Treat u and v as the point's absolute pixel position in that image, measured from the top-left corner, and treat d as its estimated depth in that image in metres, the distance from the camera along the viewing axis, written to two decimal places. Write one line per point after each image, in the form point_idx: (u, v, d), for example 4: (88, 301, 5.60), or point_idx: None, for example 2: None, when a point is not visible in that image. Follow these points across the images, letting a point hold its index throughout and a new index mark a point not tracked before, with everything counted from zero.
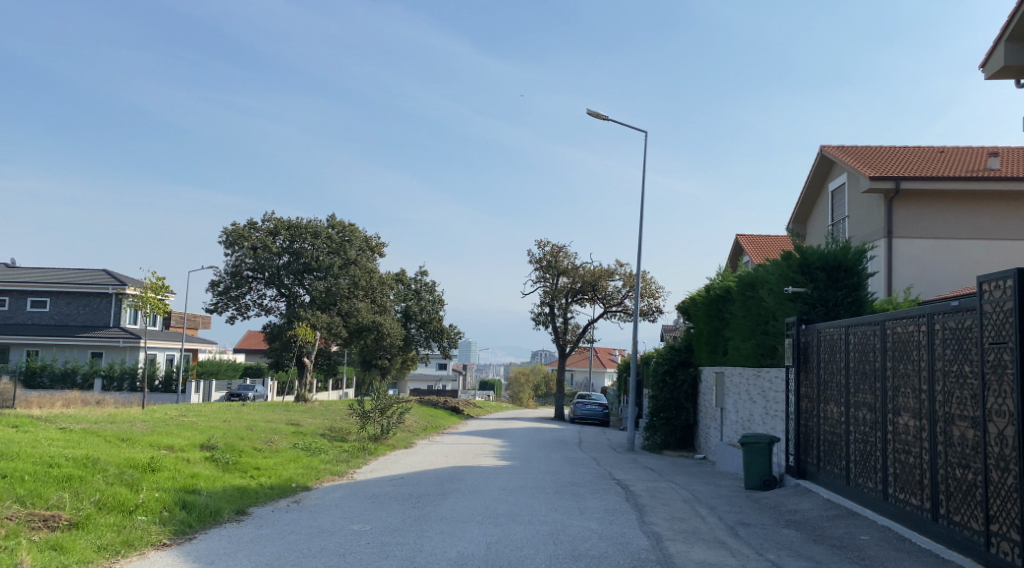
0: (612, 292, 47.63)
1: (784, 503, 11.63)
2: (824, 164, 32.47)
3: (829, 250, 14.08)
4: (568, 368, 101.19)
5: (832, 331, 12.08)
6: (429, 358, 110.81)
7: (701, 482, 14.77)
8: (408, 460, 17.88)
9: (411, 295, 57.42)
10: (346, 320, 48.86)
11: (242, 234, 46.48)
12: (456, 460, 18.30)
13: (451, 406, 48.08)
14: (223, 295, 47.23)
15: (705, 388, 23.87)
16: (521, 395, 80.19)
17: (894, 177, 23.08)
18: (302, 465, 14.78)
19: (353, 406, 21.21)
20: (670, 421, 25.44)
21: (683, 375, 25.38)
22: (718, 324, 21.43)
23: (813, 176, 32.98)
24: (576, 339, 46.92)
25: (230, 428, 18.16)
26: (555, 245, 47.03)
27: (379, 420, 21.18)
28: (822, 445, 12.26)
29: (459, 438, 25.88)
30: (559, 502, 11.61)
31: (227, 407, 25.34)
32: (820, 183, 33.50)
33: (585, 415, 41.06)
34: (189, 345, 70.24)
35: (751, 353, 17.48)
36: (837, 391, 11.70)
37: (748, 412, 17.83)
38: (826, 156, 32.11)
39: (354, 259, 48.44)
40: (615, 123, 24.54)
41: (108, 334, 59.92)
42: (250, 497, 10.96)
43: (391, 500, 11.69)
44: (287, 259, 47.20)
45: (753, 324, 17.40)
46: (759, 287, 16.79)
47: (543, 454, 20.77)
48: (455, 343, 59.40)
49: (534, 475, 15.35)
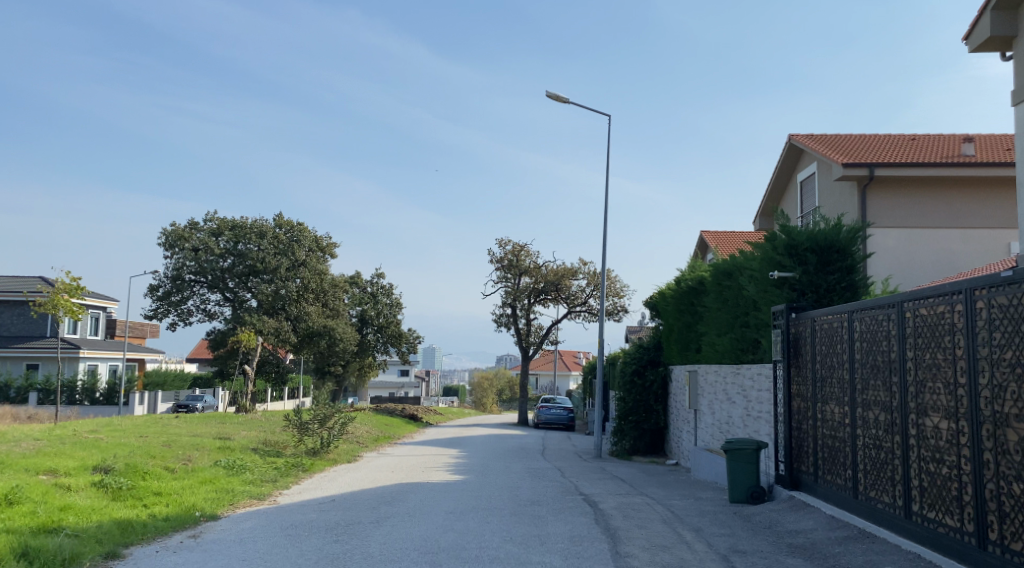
0: (576, 292, 45.93)
1: (781, 521, 9.81)
2: (792, 155, 31.13)
3: (820, 228, 12.30)
4: (532, 372, 99.44)
5: (832, 318, 10.28)
6: (390, 364, 108.26)
7: (680, 496, 12.96)
8: (347, 477, 15.86)
9: (367, 298, 54.98)
10: (295, 325, 46.47)
11: (183, 234, 44.31)
12: (403, 475, 16.32)
13: (409, 414, 45.91)
14: (163, 300, 44.63)
15: (677, 388, 22.14)
16: (485, 400, 78.23)
17: (867, 163, 21.46)
18: (216, 487, 12.75)
19: (290, 417, 19.13)
20: (638, 425, 23.67)
21: (653, 376, 23.65)
22: (690, 318, 19.72)
23: (781, 167, 31.61)
24: (539, 342, 45.10)
25: (143, 446, 15.97)
26: (516, 243, 45.21)
27: (318, 432, 19.13)
28: (821, 451, 10.46)
29: (411, 449, 23.85)
30: (514, 528, 9.72)
31: (154, 421, 23.09)
32: (789, 174, 32.17)
33: (549, 420, 39.21)
34: (135, 355, 67.15)
35: (730, 349, 15.74)
36: (839, 387, 9.90)
37: (727, 414, 16.08)
38: (795, 145, 30.76)
39: (303, 261, 46.26)
40: (576, 105, 22.69)
41: (46, 344, 56.89)
42: (131, 534, 8.98)
43: (313, 531, 9.69)
44: (232, 261, 45.03)
45: (731, 317, 15.63)
46: (738, 275, 15.05)
47: (502, 464, 18.85)
48: (414, 347, 57.11)
49: (488, 492, 13.43)
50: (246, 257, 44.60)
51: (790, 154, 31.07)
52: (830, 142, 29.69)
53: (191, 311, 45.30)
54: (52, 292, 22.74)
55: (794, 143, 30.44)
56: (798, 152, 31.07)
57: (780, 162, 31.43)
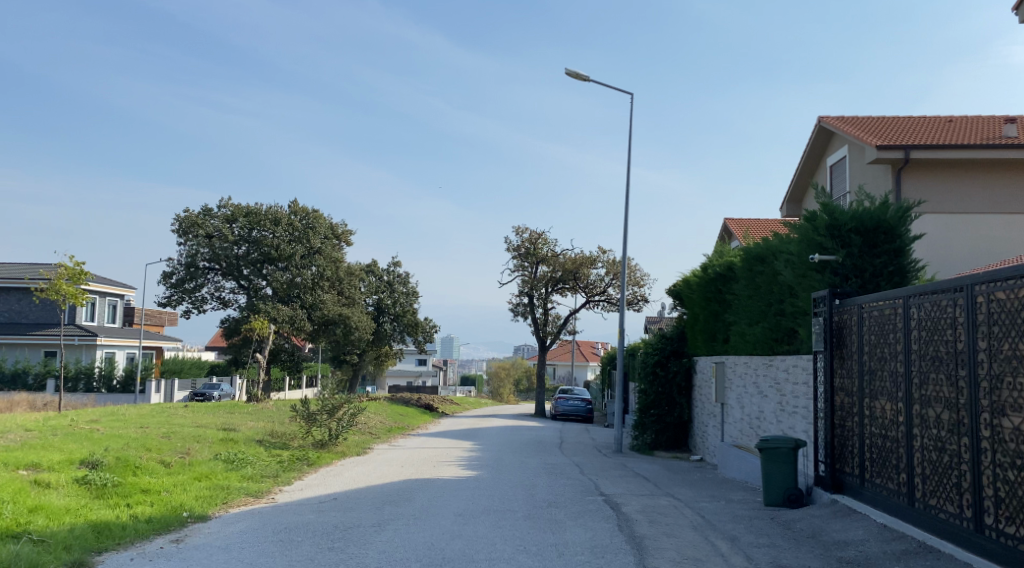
0: (594, 281, 44.91)
1: (826, 530, 8.83)
2: (821, 138, 30.04)
3: (864, 208, 11.28)
4: (550, 362, 98.44)
5: (882, 304, 9.24)
6: (408, 353, 107.65)
7: (709, 498, 12.00)
8: (355, 471, 15.01)
9: (383, 287, 54.16)
10: (310, 313, 45.56)
11: (196, 221, 43.56)
12: (413, 470, 15.43)
13: (425, 404, 45.16)
14: (177, 287, 43.98)
15: (702, 380, 21.15)
16: (502, 390, 77.46)
17: (903, 146, 20.20)
18: (211, 483, 11.91)
19: (296, 408, 18.29)
20: (661, 418, 22.71)
21: (676, 367, 22.63)
22: (716, 307, 18.72)
23: (809, 150, 30.55)
24: (556, 332, 44.17)
25: (140, 437, 15.16)
26: (533, 231, 44.21)
27: (326, 424, 18.27)
28: (868, 452, 9.45)
29: (425, 441, 23.02)
30: (528, 534, 8.80)
31: (161, 410, 22.39)
32: (818, 158, 31.04)
33: (567, 412, 38.32)
34: (152, 342, 66.89)
35: (763, 340, 14.76)
36: (891, 382, 8.87)
37: (760, 408, 15.08)
38: (825, 129, 29.67)
39: (318, 249, 45.75)
40: (598, 84, 21.58)
41: (62, 332, 56.65)
42: (107, 539, 8.16)
43: (308, 535, 8.84)
44: (246, 248, 44.38)
45: (764, 305, 14.64)
46: (772, 259, 14.04)
47: (518, 459, 17.96)
48: (431, 337, 56.32)
49: (501, 491, 12.54)
50: (260, 244, 43.90)
51: (818, 137, 29.95)
52: (861, 123, 28.50)
53: (206, 299, 44.68)
54: (54, 277, 22.01)
55: (823, 126, 29.31)
56: (828, 135, 29.96)
57: (809, 145, 30.33)
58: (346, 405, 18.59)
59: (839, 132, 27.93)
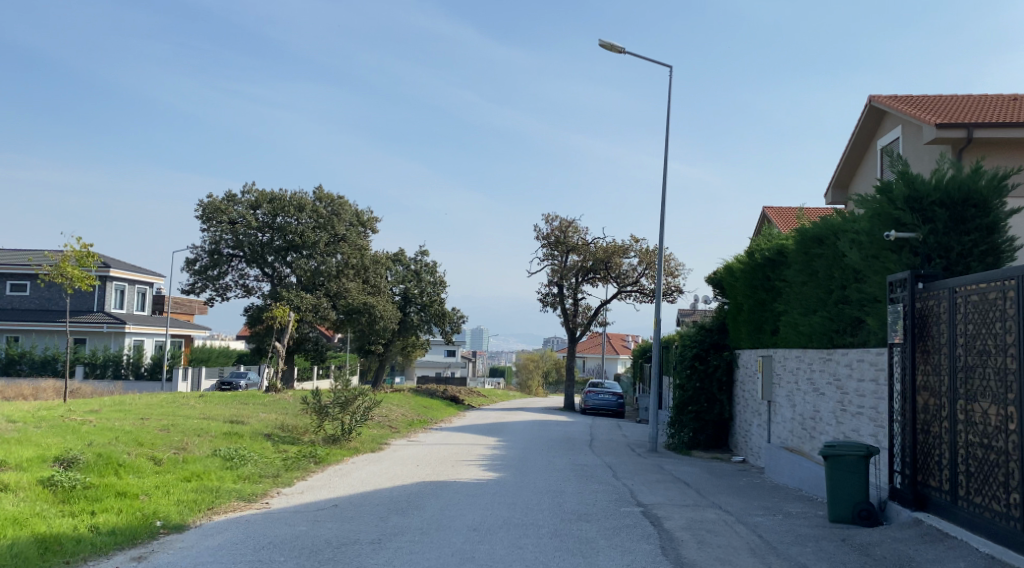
0: (627, 271, 43.28)
1: (915, 560, 7.33)
2: (872, 119, 28.37)
3: (950, 177, 9.74)
4: (579, 355, 96.89)
5: (985, 287, 7.69)
6: (437, 344, 106.62)
7: (762, 510, 10.50)
8: (366, 471, 13.70)
9: (410, 277, 52.93)
10: (334, 302, 44.37)
11: (220, 207, 42.47)
12: (430, 470, 14.06)
13: (451, 395, 43.89)
14: (200, 274, 42.95)
15: (746, 375, 19.61)
16: (530, 383, 76.11)
17: (965, 125, 18.36)
18: (199, 484, 10.62)
19: (305, 401, 17.01)
20: (700, 416, 21.18)
21: (716, 361, 21.08)
22: (763, 295, 17.19)
23: (858, 131, 28.88)
24: (586, 323, 42.64)
25: (135, 430, 13.92)
26: (563, 219, 42.68)
27: (339, 417, 17.01)
28: (964, 464, 7.93)
29: (447, 437, 21.67)
30: (555, 558, 7.38)
31: (173, 401, 21.26)
32: (868, 140, 29.36)
33: (597, 406, 36.84)
34: (180, 331, 66.44)
35: (821, 331, 13.25)
36: (999, 381, 7.33)
37: (817, 408, 13.58)
38: (876, 109, 28.00)
39: (343, 236, 44.62)
40: (633, 55, 20.07)
41: (90, 319, 56.31)
42: (54, 557, 6.89)
43: (294, 554, 7.48)
44: (270, 235, 43.23)
45: (823, 291, 13.12)
46: (834, 240, 12.53)
47: (546, 459, 16.56)
48: (458, 328, 55.10)
49: (524, 498, 11.13)
50: (284, 231, 42.74)
51: (869, 118, 28.30)
52: (916, 101, 26.76)
53: (230, 287, 43.59)
54: (60, 259, 20.96)
55: (874, 106, 27.64)
56: (879, 115, 28.28)
57: (858, 126, 28.66)
58: (356, 402, 17.23)
59: (892, 110, 26.25)
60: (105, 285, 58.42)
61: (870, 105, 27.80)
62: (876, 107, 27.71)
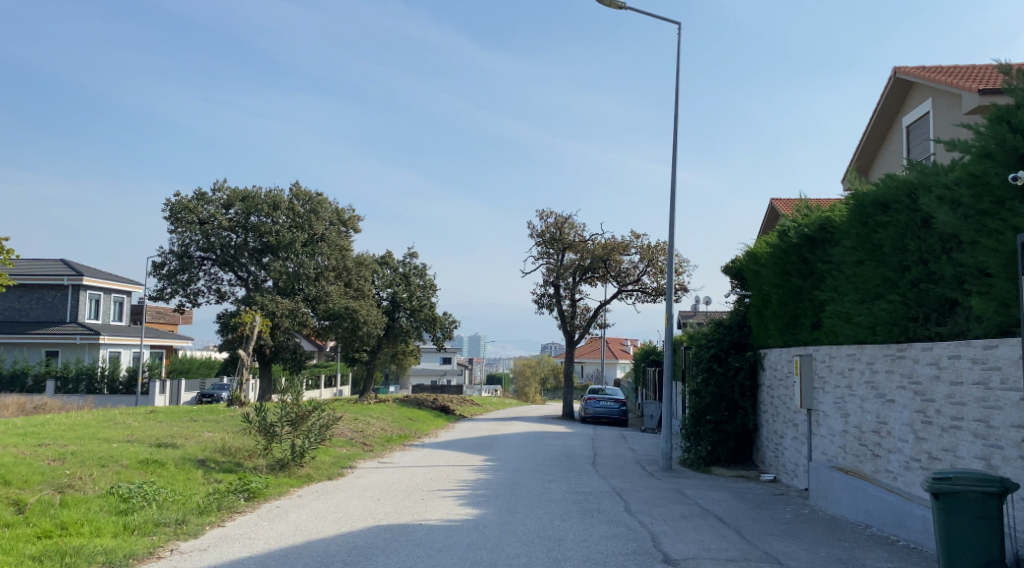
0: (627, 269, 40.33)
1: None
2: (899, 93, 25.72)
3: None
4: (578, 361, 94.03)
5: None
6: (431, 351, 103.39)
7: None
8: (311, 509, 10.72)
9: (398, 280, 49.86)
10: (314, 306, 41.44)
11: (188, 206, 39.47)
12: (393, 506, 11.05)
13: (441, 405, 40.82)
14: (169, 279, 39.88)
15: (775, 378, 16.74)
16: (527, 390, 73.07)
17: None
18: (53, 543, 7.62)
19: (245, 417, 14.08)
20: (720, 426, 18.23)
21: (738, 362, 18.19)
22: (798, 280, 14.34)
23: (881, 108, 26.21)
24: (585, 325, 39.70)
25: (15, 460, 10.92)
26: (558, 214, 39.76)
27: (289, 438, 14.05)
28: None
29: (427, 455, 18.69)
30: None
31: (109, 420, 18.20)
32: (892, 117, 26.70)
33: (598, 414, 33.90)
34: (159, 342, 63.20)
35: (887, 321, 10.45)
36: None
37: (885, 417, 10.72)
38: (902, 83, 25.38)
39: (322, 235, 41.70)
40: (636, 11, 17.46)
41: (62, 330, 53.16)
42: None
43: None
44: (244, 236, 40.21)
45: (892, 269, 10.28)
46: (912, 202, 9.73)
47: (540, 484, 13.60)
48: (449, 333, 51.95)
49: (510, 553, 8.18)
50: (259, 231, 39.84)
51: (893, 91, 25.67)
52: (949, 70, 23.99)
53: (201, 292, 40.58)
54: None
55: (899, 77, 24.99)
56: (905, 91, 25.65)
57: (881, 102, 26.04)
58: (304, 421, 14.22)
59: (921, 78, 23.58)
60: (78, 295, 55.35)
61: (896, 77, 25.13)
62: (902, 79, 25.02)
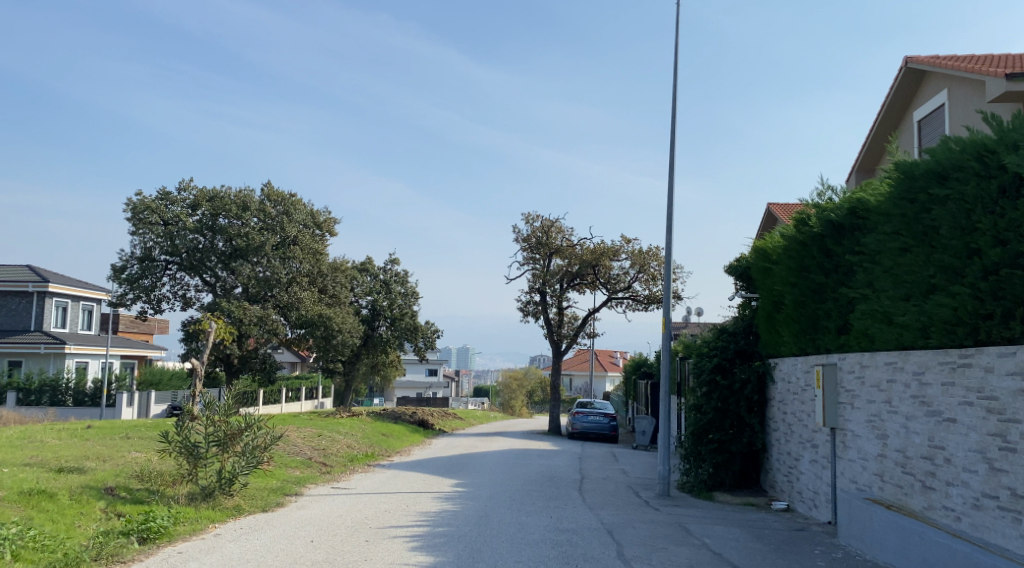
0: (617, 276, 38.25)
1: None
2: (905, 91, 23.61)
3: None
4: (566, 373, 91.95)
5: None
6: (416, 363, 100.89)
7: None
8: (220, 559, 8.45)
9: (379, 287, 47.36)
10: (286, 314, 39.11)
11: (151, 206, 37.06)
12: (326, 552, 8.82)
13: (420, 419, 38.38)
14: (130, 284, 37.57)
15: (787, 391, 14.64)
16: (514, 403, 70.84)
17: None
18: None
19: (164, 437, 11.78)
20: (724, 446, 16.11)
21: (744, 374, 16.07)
22: (820, 276, 12.22)
23: (885, 112, 24.04)
24: (573, 335, 37.56)
25: None
26: (545, 218, 37.59)
27: (214, 462, 11.76)
28: None
29: (392, 479, 16.44)
30: None
31: (29, 437, 15.93)
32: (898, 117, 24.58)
33: (586, 429, 31.68)
34: (131, 352, 60.51)
35: (946, 321, 8.39)
36: None
37: (941, 442, 8.62)
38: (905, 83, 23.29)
39: (294, 238, 39.36)
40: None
41: (26, 339, 50.61)
42: None
43: None
44: (210, 239, 37.91)
45: (953, 254, 8.24)
46: (993, 168, 7.73)
47: (514, 518, 11.39)
48: (432, 344, 49.55)
49: None
50: (227, 233, 37.55)
51: (902, 86, 23.37)
52: (969, 58, 21.57)
53: (165, 298, 38.29)
54: None
55: (911, 68, 22.71)
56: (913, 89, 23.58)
57: (886, 102, 23.92)
58: (233, 441, 11.86)
59: (935, 67, 21.55)
60: (43, 302, 52.81)
61: (903, 70, 23.07)
62: (912, 73, 22.92)
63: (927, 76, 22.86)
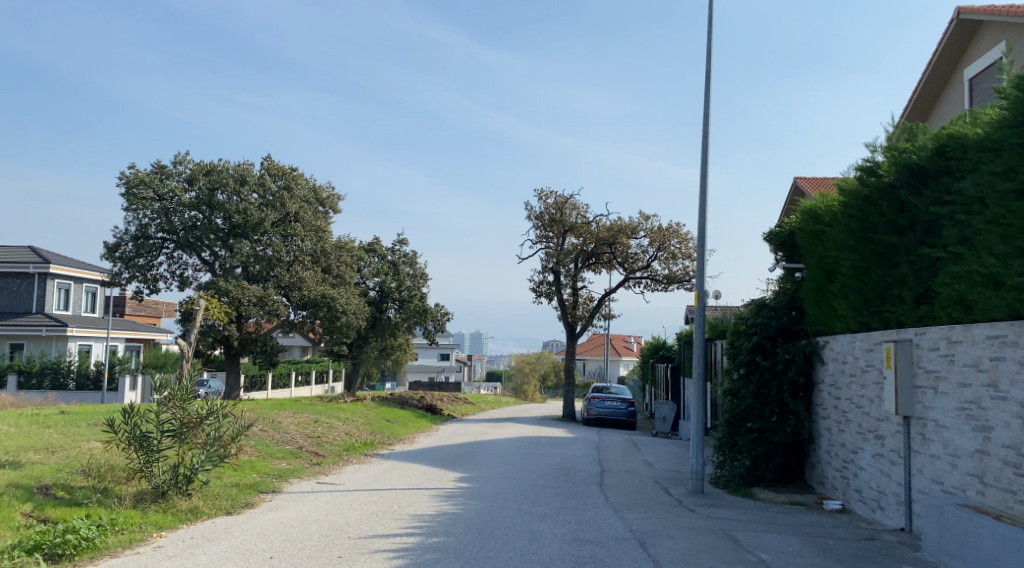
0: (635, 254, 36.18)
1: None
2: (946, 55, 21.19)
3: None
4: (579, 358, 90.12)
5: None
6: (428, 348, 99.19)
7: None
8: None
9: (386, 269, 45.36)
10: (287, 295, 37.27)
11: (145, 181, 35.31)
12: None
13: (428, 404, 36.54)
14: (125, 263, 35.90)
15: (841, 373, 12.63)
16: (526, 388, 68.78)
17: None
18: None
19: (110, 426, 9.91)
20: (764, 437, 14.12)
21: (788, 355, 14.06)
22: (894, 237, 10.15)
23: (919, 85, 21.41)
24: (588, 316, 35.57)
25: None
26: (559, 193, 35.54)
27: (170, 457, 9.89)
28: None
29: (390, 472, 14.57)
30: None
31: None
32: (938, 89, 22.17)
33: (602, 415, 29.78)
34: (138, 335, 58.89)
35: None
36: None
37: None
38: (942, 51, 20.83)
39: (295, 213, 37.47)
40: None
41: (27, 321, 49.02)
42: None
43: None
44: (207, 216, 36.10)
45: None
46: None
47: (525, 525, 9.51)
48: (442, 327, 47.66)
49: None
50: (224, 209, 35.71)
51: (951, 41, 20.78)
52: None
53: (162, 278, 36.58)
54: None
55: (963, 20, 20.09)
56: (957, 52, 21.17)
57: (929, 64, 21.34)
58: (189, 429, 9.93)
59: (993, 14, 19.09)
60: (45, 284, 51.24)
61: (953, 23, 20.44)
62: (964, 25, 20.29)
63: (973, 34, 20.48)
